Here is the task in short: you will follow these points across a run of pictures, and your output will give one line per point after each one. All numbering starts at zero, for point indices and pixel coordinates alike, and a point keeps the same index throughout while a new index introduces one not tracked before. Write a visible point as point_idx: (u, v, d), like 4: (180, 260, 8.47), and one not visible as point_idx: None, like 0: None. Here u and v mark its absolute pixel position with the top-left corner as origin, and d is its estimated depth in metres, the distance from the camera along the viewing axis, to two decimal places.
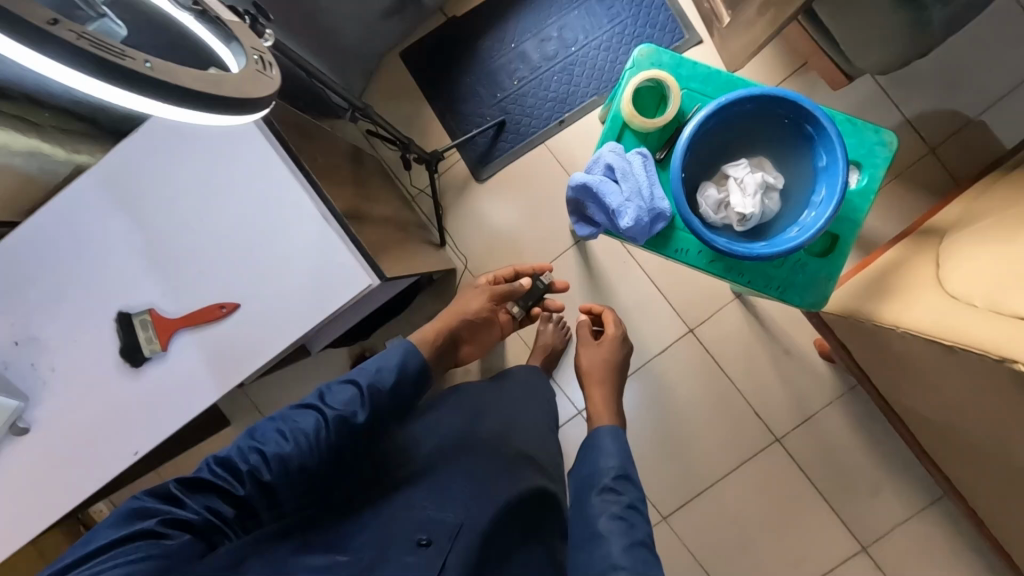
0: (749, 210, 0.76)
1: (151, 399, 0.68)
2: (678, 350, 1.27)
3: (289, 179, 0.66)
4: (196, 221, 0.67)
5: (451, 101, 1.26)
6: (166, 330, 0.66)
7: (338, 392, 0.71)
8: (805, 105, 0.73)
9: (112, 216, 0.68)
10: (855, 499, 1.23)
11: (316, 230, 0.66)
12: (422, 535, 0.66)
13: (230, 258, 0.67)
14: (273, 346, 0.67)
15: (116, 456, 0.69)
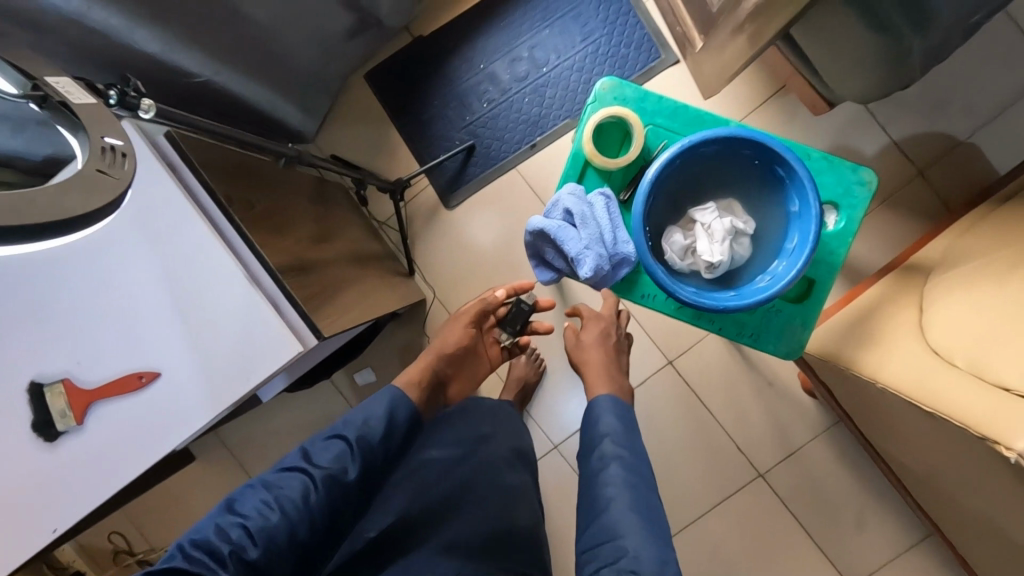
0: (717, 258, 0.71)
1: (69, 474, 0.63)
2: (657, 382, 1.22)
3: (210, 239, 0.62)
4: (111, 284, 0.62)
5: (418, 124, 1.21)
6: (82, 401, 0.61)
7: (325, 451, 0.68)
8: (775, 147, 0.68)
9: (15, 279, 0.60)
10: (841, 537, 1.19)
11: (243, 293, 0.62)
12: None
13: (151, 323, 0.62)
14: (198, 417, 0.63)
15: (31, 536, 0.63)
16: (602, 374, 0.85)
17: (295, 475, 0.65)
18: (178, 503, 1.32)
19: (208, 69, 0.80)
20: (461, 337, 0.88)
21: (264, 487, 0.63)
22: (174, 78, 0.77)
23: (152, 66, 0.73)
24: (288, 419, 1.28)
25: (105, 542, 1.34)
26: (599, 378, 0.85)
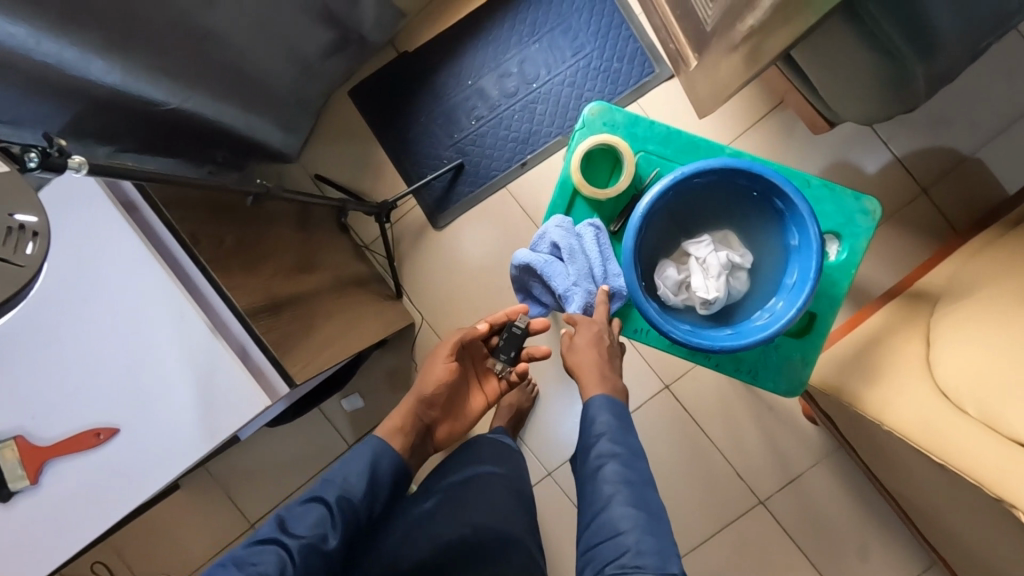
0: (712, 294, 0.67)
1: (25, 536, 0.59)
2: (654, 406, 1.18)
3: (172, 286, 0.59)
4: (67, 334, 0.58)
5: (405, 142, 1.17)
6: (36, 460, 0.57)
7: (305, 518, 0.64)
8: (773, 179, 0.64)
9: None
10: (844, 565, 1.15)
11: (208, 342, 0.59)
12: None
13: (109, 376, 0.59)
14: (164, 472, 0.59)
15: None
16: (595, 374, 0.69)
17: (270, 548, 0.61)
18: (165, 532, 1.29)
19: (178, 96, 0.76)
20: (442, 375, 0.79)
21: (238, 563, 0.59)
22: (140, 108, 0.73)
23: (115, 96, 0.70)
24: (276, 446, 1.25)
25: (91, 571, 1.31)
26: (591, 378, 0.68)
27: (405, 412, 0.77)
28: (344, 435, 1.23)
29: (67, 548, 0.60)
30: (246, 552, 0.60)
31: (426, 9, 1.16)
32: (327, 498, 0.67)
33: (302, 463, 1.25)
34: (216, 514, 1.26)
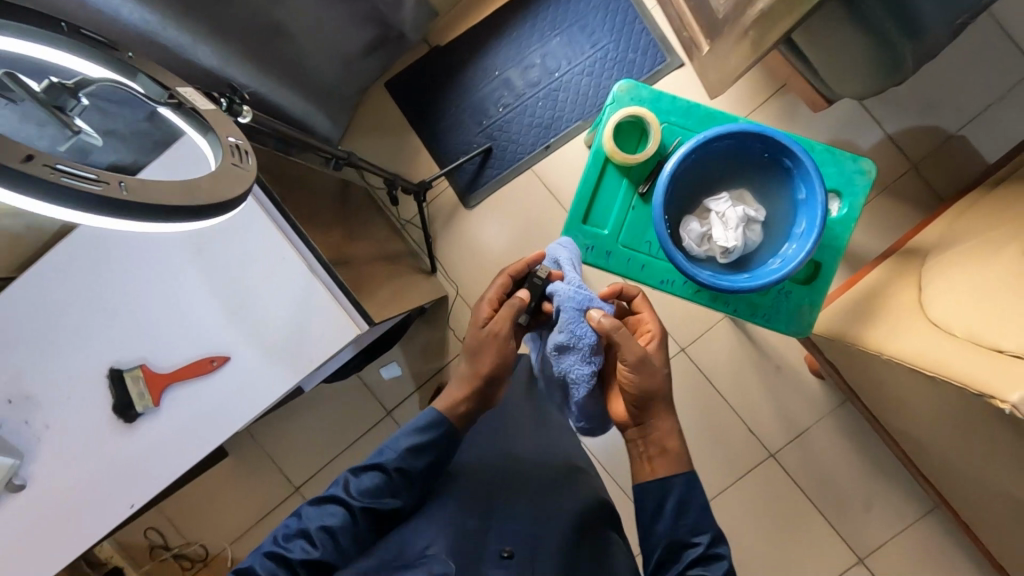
0: (731, 243, 0.78)
1: (145, 455, 0.69)
2: (671, 369, 1.27)
3: (271, 232, 0.67)
4: (180, 278, 0.68)
5: (437, 129, 1.26)
6: (158, 385, 0.67)
7: (366, 483, 0.73)
8: (782, 141, 0.74)
9: (105, 275, 0.68)
10: (847, 511, 1.25)
11: (301, 283, 0.67)
12: (505, 548, 0.67)
13: (219, 313, 0.68)
14: (258, 401, 0.68)
15: (114, 510, 0.70)
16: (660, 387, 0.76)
17: (337, 511, 0.71)
18: (212, 499, 1.37)
19: (252, 81, 0.86)
20: (503, 347, 0.77)
21: (311, 519, 0.71)
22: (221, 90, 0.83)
23: (204, 79, 0.79)
24: (316, 414, 1.34)
25: (142, 538, 1.39)
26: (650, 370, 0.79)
27: (465, 388, 0.78)
28: (382, 402, 1.32)
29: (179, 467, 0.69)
30: (316, 503, 0.72)
31: (456, 7, 1.26)
32: (387, 472, 0.74)
33: (341, 431, 1.33)
34: (261, 480, 1.35)
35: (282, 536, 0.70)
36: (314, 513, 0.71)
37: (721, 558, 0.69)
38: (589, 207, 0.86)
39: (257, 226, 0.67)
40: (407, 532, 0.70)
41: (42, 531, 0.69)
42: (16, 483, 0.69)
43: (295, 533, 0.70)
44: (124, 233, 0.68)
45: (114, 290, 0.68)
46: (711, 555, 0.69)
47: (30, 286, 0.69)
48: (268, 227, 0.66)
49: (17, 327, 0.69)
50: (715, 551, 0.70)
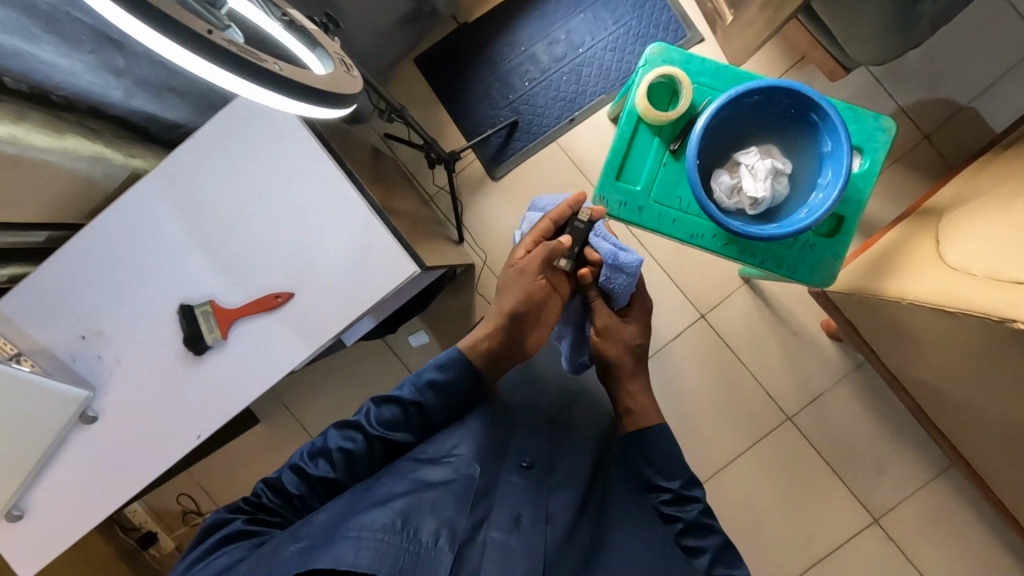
0: (760, 194, 0.82)
1: (211, 388, 0.73)
2: (691, 335, 1.31)
3: (333, 176, 0.70)
4: (246, 219, 0.71)
5: (465, 102, 1.31)
6: (226, 320, 0.70)
7: (382, 415, 0.81)
8: (809, 95, 0.78)
9: (174, 217, 0.72)
10: (862, 472, 1.29)
11: (361, 225, 0.70)
12: (524, 460, 0.81)
13: (282, 252, 0.71)
14: (319, 336, 0.71)
15: (181, 441, 0.74)
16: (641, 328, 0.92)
17: (354, 436, 0.79)
18: (242, 465, 1.40)
19: None
20: (530, 285, 0.86)
21: (331, 438, 0.80)
22: None
23: None
24: (346, 382, 1.38)
25: (174, 504, 1.43)
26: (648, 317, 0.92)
27: (487, 326, 0.86)
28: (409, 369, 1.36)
29: (241, 402, 0.72)
30: (338, 427, 0.81)
31: None
32: (404, 405, 0.81)
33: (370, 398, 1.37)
34: (291, 446, 1.38)
35: (309, 454, 0.79)
36: (335, 438, 0.79)
37: (694, 499, 0.82)
38: (623, 164, 0.90)
39: (321, 170, 0.70)
40: (422, 445, 0.81)
41: (116, 459, 0.75)
42: (89, 415, 0.73)
43: (319, 454, 0.79)
44: (194, 175, 0.71)
45: (184, 232, 0.72)
46: (685, 496, 0.83)
47: (104, 228, 0.72)
48: (331, 170, 0.70)
49: (91, 267, 0.73)
50: (690, 492, 0.83)
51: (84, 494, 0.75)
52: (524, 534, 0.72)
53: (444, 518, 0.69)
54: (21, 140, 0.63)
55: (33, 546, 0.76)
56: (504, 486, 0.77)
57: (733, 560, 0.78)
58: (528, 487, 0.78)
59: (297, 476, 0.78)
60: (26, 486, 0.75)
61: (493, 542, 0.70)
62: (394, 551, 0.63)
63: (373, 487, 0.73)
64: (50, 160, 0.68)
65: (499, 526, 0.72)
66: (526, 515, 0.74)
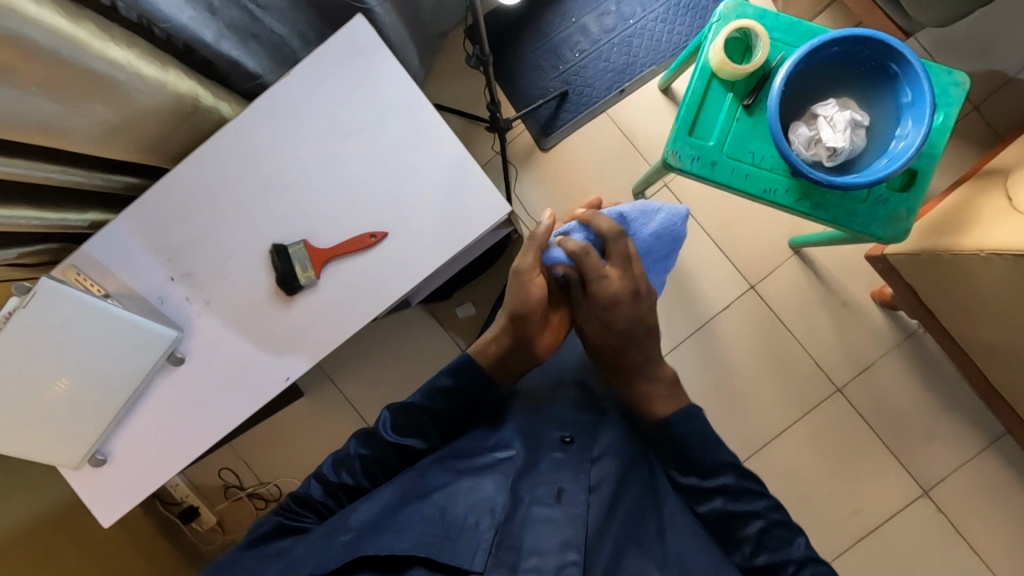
0: (839, 144, 0.83)
1: (302, 331, 0.73)
2: (741, 306, 1.30)
3: (431, 116, 0.71)
4: (341, 160, 0.72)
5: (516, 73, 1.31)
6: (320, 259, 0.70)
7: (396, 419, 0.79)
8: (891, 44, 0.79)
9: (268, 159, 0.72)
10: (912, 443, 1.26)
11: (457, 165, 0.71)
12: (564, 435, 0.79)
13: (375, 192, 0.71)
14: (413, 277, 0.71)
15: (271, 382, 0.73)
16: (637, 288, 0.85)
17: (369, 442, 0.78)
18: (282, 439, 1.38)
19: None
20: (529, 286, 0.81)
21: (349, 447, 0.79)
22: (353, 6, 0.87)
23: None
24: (391, 356, 1.36)
25: (215, 479, 1.40)
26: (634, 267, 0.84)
27: (494, 329, 0.83)
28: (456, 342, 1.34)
29: (334, 341, 0.73)
30: (353, 438, 0.79)
31: None
32: (414, 411, 0.80)
33: (414, 371, 1.35)
34: (335, 419, 1.37)
35: (333, 464, 0.78)
36: (351, 449, 0.78)
37: (717, 491, 0.76)
38: (695, 120, 0.90)
39: (416, 110, 0.71)
40: (466, 443, 0.81)
41: (206, 403, 0.74)
42: (177, 356, 0.73)
43: (341, 463, 0.78)
44: (289, 117, 0.72)
45: (277, 171, 0.72)
46: (704, 490, 0.76)
47: (194, 168, 0.72)
48: (430, 110, 0.71)
49: (181, 208, 0.73)
50: (711, 484, 0.76)
51: (165, 438, 0.74)
52: (567, 510, 0.69)
53: (485, 501, 0.70)
54: (132, 67, 0.62)
55: (116, 493, 0.74)
56: (544, 462, 0.76)
57: (779, 541, 0.73)
58: (571, 461, 0.76)
59: (321, 483, 0.77)
60: (110, 431, 0.73)
61: (536, 519, 0.68)
62: (427, 530, 0.66)
63: (413, 479, 0.74)
64: (156, 91, 0.67)
65: (542, 502, 0.70)
66: (569, 490, 0.71)
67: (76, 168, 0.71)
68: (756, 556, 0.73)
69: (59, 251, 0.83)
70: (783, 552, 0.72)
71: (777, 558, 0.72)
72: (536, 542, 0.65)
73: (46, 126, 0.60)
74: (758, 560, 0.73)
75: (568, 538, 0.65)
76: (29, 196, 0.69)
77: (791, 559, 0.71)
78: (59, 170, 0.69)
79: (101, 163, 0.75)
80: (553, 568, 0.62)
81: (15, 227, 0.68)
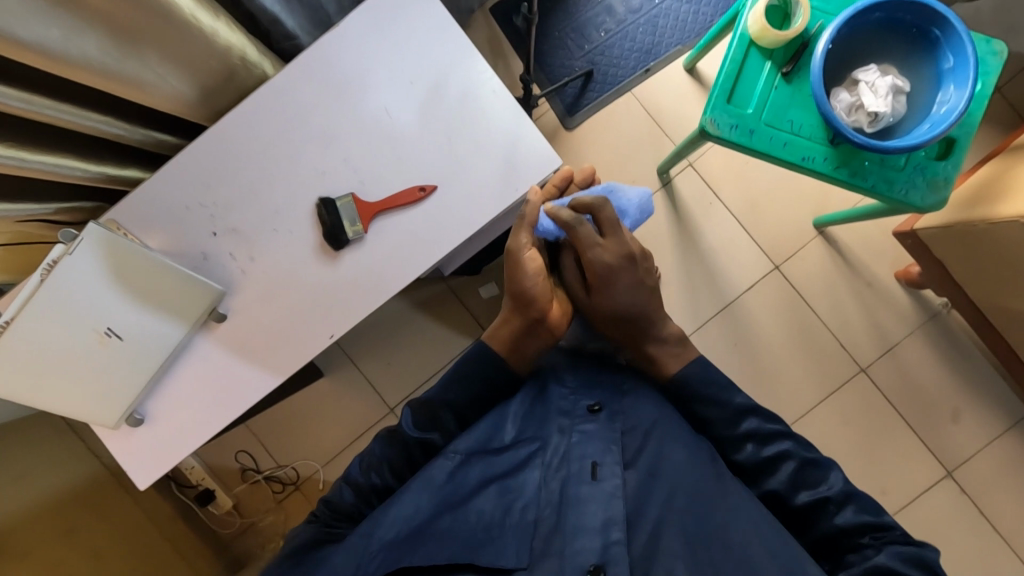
0: (882, 109, 0.84)
1: (349, 281, 0.77)
2: (764, 286, 1.29)
3: (488, 79, 0.77)
4: (393, 117, 0.77)
5: (541, 52, 1.31)
6: (369, 213, 0.75)
7: (416, 417, 0.72)
8: (935, 8, 0.81)
9: (322, 114, 0.77)
10: (937, 423, 1.25)
11: (507, 124, 0.77)
12: (591, 403, 0.71)
13: (427, 148, 0.77)
14: (460, 229, 0.76)
15: (315, 340, 0.77)
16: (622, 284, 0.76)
17: (392, 443, 0.71)
18: (294, 425, 1.31)
19: None
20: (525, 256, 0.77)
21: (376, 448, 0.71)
22: None
23: None
24: (415, 334, 1.30)
25: (231, 462, 1.33)
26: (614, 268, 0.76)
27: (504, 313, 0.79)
28: (479, 321, 1.29)
29: (381, 293, 0.77)
30: (377, 439, 0.72)
31: None
32: (432, 404, 0.73)
33: (436, 351, 1.29)
34: (353, 402, 1.30)
35: (363, 466, 0.71)
36: (376, 450, 0.71)
37: (746, 436, 0.71)
38: (734, 88, 0.90)
39: (465, 70, 0.77)
40: (486, 427, 0.69)
41: (240, 367, 0.77)
42: (218, 314, 0.76)
43: (371, 467, 0.70)
44: (345, 75, 0.77)
45: (326, 126, 0.77)
46: (737, 436, 0.71)
47: (242, 121, 0.76)
48: (488, 74, 0.77)
49: (230, 163, 0.77)
50: (741, 429, 0.71)
51: (205, 398, 0.77)
52: (607, 485, 0.62)
53: (520, 497, 0.64)
54: (188, 15, 0.62)
55: (155, 454, 0.77)
56: (574, 436, 0.67)
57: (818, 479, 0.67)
58: (602, 431, 0.68)
59: (353, 488, 0.70)
60: (147, 393, 0.76)
61: (578, 498, 0.61)
62: (465, 535, 0.60)
63: (438, 473, 0.64)
64: (207, 41, 0.67)
65: (578, 480, 0.63)
66: (605, 463, 0.64)
67: (121, 121, 0.71)
68: (794, 495, 0.67)
69: (92, 211, 0.82)
70: (821, 490, 0.66)
71: (817, 496, 0.65)
72: (579, 522, 0.59)
73: (102, 69, 0.60)
74: (799, 500, 0.66)
75: (611, 516, 0.59)
76: (74, 147, 0.69)
77: (832, 494, 0.65)
78: (105, 121, 0.68)
79: (140, 118, 0.75)
80: (598, 551, 0.57)
81: (61, 176, 0.68)
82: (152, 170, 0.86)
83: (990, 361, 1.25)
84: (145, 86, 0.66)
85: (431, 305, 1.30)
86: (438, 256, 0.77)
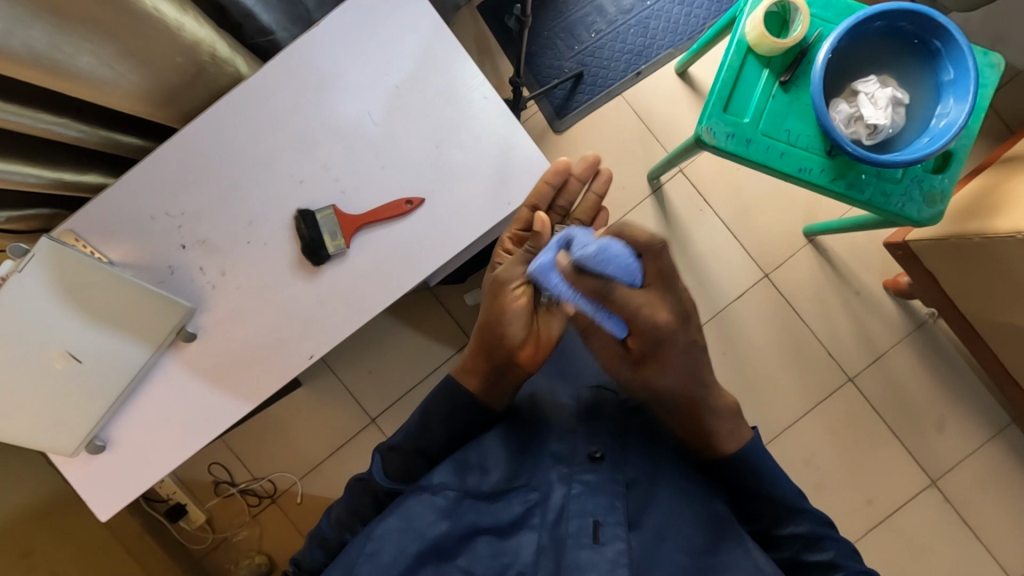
0: (880, 121, 0.82)
1: (332, 299, 0.72)
2: (753, 295, 1.28)
3: (479, 82, 0.73)
4: (376, 120, 0.72)
5: (529, 52, 1.27)
6: (351, 226, 0.71)
7: (389, 467, 0.67)
8: (937, 19, 0.79)
9: (300, 116, 0.72)
10: (922, 432, 1.25)
11: (500, 129, 0.73)
12: (592, 449, 0.65)
13: (414, 155, 0.73)
14: (448, 242, 0.72)
15: (294, 358, 0.73)
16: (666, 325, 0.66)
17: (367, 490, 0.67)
18: (271, 436, 1.26)
19: None
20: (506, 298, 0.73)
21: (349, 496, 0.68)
22: None
23: None
24: (398, 343, 1.25)
25: (204, 474, 1.27)
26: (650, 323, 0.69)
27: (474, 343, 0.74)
28: (465, 330, 1.25)
29: (365, 310, 0.73)
30: (348, 490, 0.68)
31: None
32: (405, 452, 0.69)
33: (420, 360, 1.25)
34: (333, 411, 1.25)
35: (333, 524, 0.68)
36: (345, 505, 0.68)
37: (783, 506, 0.65)
38: (730, 97, 0.87)
39: (455, 73, 0.73)
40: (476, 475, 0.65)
41: (210, 387, 0.72)
42: (188, 332, 0.71)
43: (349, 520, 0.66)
44: (326, 75, 0.72)
45: (304, 133, 0.72)
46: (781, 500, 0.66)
47: (213, 125, 0.71)
48: (479, 77, 0.73)
49: (199, 169, 0.72)
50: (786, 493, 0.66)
51: (178, 424, 0.72)
52: (609, 551, 0.56)
53: (515, 562, 0.58)
54: (151, 8, 0.57)
55: (118, 481, 0.72)
56: (574, 486, 0.62)
57: None
58: (604, 482, 0.62)
59: (322, 546, 0.68)
60: (109, 417, 0.71)
61: (578, 564, 0.56)
62: None
63: (420, 517, 0.58)
64: (171, 37, 0.62)
65: (578, 543, 0.57)
66: (607, 523, 0.58)
67: (76, 123, 0.65)
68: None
69: (49, 218, 0.76)
70: None
71: None
72: None
73: (53, 66, 0.54)
74: None
75: None
76: (22, 150, 0.63)
77: None
78: (60, 123, 0.63)
79: (98, 119, 0.70)
80: None
81: (9, 183, 0.62)
82: (114, 173, 0.80)
83: (974, 370, 1.25)
84: (103, 84, 0.60)
85: (416, 312, 1.25)
86: (426, 273, 0.73)
